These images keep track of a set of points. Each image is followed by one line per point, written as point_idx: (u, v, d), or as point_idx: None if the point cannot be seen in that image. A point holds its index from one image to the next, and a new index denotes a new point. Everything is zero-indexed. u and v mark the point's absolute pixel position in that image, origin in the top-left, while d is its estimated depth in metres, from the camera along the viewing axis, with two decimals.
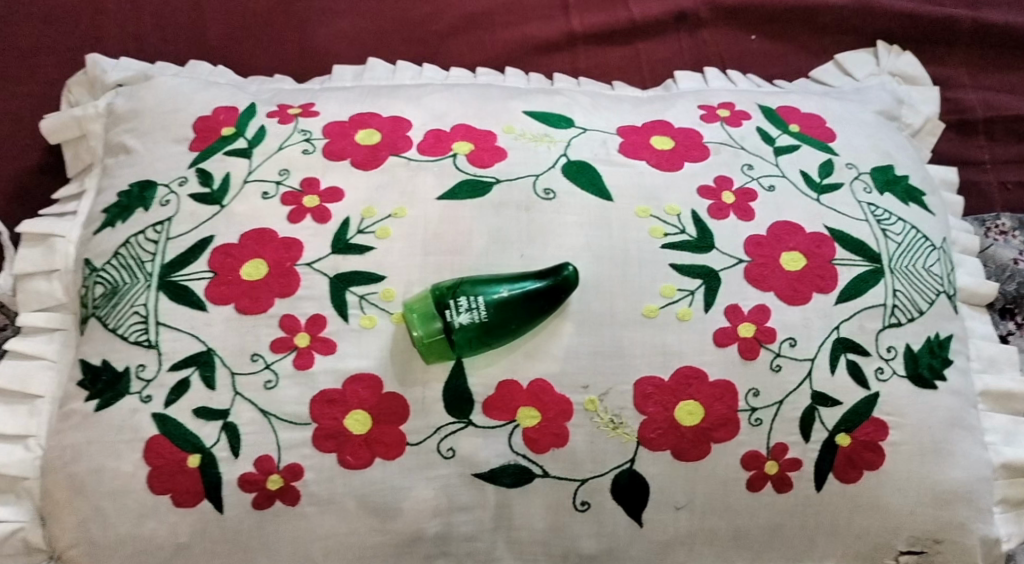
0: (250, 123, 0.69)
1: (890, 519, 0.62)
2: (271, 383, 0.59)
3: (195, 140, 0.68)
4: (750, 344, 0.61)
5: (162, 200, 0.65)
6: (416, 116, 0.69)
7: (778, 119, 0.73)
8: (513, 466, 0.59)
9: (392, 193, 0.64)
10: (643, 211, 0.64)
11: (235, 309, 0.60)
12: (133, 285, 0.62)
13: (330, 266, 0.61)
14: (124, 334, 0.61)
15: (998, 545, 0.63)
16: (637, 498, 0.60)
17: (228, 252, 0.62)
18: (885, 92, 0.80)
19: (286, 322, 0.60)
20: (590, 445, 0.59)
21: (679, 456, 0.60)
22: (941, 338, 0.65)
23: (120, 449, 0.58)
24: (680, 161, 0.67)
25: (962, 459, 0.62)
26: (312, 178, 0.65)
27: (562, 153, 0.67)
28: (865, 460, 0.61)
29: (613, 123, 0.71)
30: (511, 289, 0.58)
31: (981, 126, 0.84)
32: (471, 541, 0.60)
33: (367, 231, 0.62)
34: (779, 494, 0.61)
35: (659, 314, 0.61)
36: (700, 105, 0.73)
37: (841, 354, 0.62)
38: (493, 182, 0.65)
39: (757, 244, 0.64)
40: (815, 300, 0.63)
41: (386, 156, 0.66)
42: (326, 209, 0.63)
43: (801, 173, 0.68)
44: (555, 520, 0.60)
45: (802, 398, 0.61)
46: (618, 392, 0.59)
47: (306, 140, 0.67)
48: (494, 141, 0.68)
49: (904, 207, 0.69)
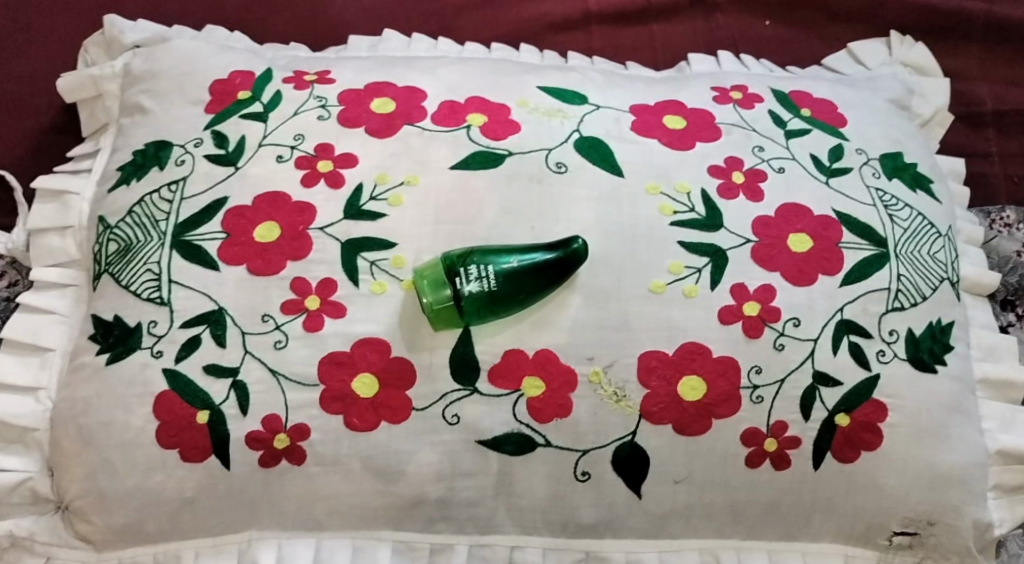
0: (266, 88, 0.70)
1: (885, 500, 0.63)
2: (281, 343, 0.60)
3: (211, 103, 0.69)
4: (755, 323, 0.61)
5: (177, 159, 0.66)
6: (431, 87, 0.70)
7: (790, 103, 0.73)
8: (516, 434, 0.60)
9: (406, 161, 0.65)
10: (654, 189, 0.65)
11: (247, 270, 0.61)
12: (147, 243, 0.63)
13: (343, 231, 0.62)
14: (137, 291, 0.61)
15: (990, 530, 0.64)
16: (637, 470, 0.61)
17: (242, 213, 0.63)
18: (896, 81, 0.80)
19: (298, 284, 0.61)
20: (593, 416, 0.60)
21: (680, 430, 0.61)
22: (943, 324, 0.65)
23: (131, 403, 0.59)
24: (692, 140, 0.68)
25: (959, 443, 0.63)
26: (327, 144, 0.65)
27: (575, 128, 0.68)
28: (863, 441, 0.62)
29: (626, 101, 0.71)
30: (521, 260, 0.58)
31: (989, 118, 0.85)
32: (472, 507, 0.61)
33: (379, 198, 0.63)
34: (778, 471, 0.62)
35: (666, 290, 0.61)
36: (713, 87, 0.74)
37: (844, 336, 0.63)
38: (506, 154, 0.65)
39: (765, 225, 0.64)
40: (820, 282, 0.63)
41: (400, 125, 0.66)
42: (339, 175, 0.64)
43: (811, 156, 0.69)
44: (556, 490, 0.61)
45: (804, 378, 0.62)
46: (623, 365, 0.60)
47: (321, 106, 0.68)
48: (508, 114, 0.68)
49: (911, 193, 0.70)
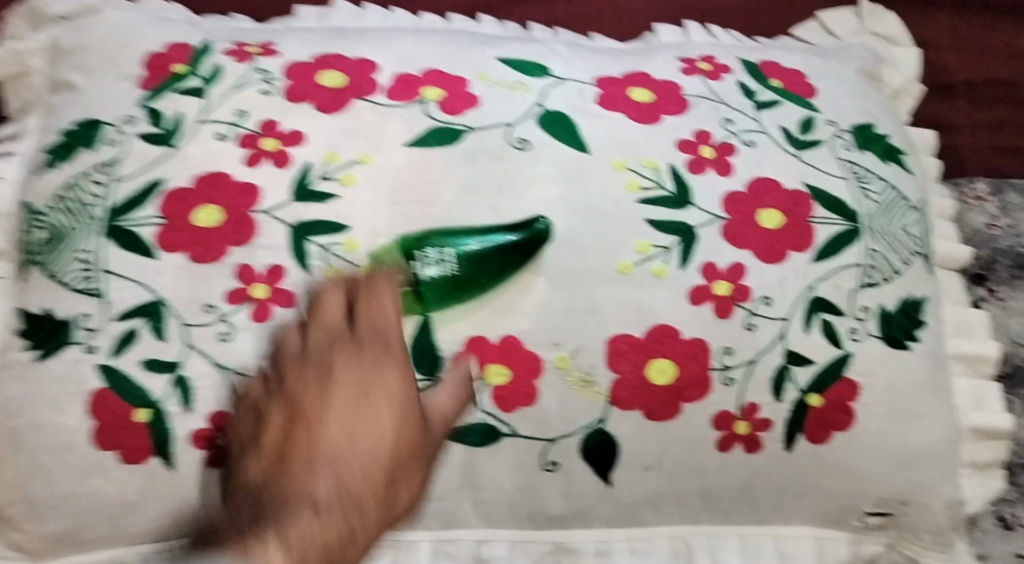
0: (205, 61, 0.65)
1: (858, 481, 0.62)
2: (226, 335, 0.56)
3: (146, 78, 0.64)
4: (725, 303, 0.59)
5: (109, 139, 0.61)
6: (384, 60, 0.66)
7: (758, 74, 0.71)
8: (481, 425, 0.57)
9: (359, 138, 0.61)
10: (620, 164, 0.62)
11: (187, 257, 0.57)
12: (78, 230, 0.58)
13: (291, 214, 0.58)
14: (68, 281, 0.57)
15: (964, 509, 0.63)
16: (606, 458, 0.59)
17: (180, 196, 0.58)
18: (865, 51, 0.78)
19: (243, 272, 0.57)
20: (561, 404, 0.57)
21: (650, 416, 0.58)
22: (915, 300, 0.64)
23: (63, 402, 0.55)
24: (659, 113, 0.65)
25: (932, 421, 0.62)
26: (272, 120, 0.61)
27: (537, 102, 0.64)
28: (835, 421, 0.61)
29: (591, 74, 0.68)
30: (482, 242, 0.57)
31: (960, 89, 0.84)
32: (436, 501, 0.59)
33: (331, 178, 0.59)
34: (749, 455, 0.60)
35: (635, 271, 0.59)
36: (680, 58, 0.71)
37: (816, 314, 0.61)
38: (465, 130, 0.62)
39: (734, 201, 0.62)
40: (791, 259, 0.61)
41: (351, 99, 0.62)
42: (286, 154, 0.60)
43: (781, 128, 0.67)
44: (522, 481, 0.59)
45: (776, 358, 0.60)
46: (591, 350, 0.58)
47: (265, 80, 0.63)
48: (467, 87, 0.64)
49: (883, 166, 0.68)
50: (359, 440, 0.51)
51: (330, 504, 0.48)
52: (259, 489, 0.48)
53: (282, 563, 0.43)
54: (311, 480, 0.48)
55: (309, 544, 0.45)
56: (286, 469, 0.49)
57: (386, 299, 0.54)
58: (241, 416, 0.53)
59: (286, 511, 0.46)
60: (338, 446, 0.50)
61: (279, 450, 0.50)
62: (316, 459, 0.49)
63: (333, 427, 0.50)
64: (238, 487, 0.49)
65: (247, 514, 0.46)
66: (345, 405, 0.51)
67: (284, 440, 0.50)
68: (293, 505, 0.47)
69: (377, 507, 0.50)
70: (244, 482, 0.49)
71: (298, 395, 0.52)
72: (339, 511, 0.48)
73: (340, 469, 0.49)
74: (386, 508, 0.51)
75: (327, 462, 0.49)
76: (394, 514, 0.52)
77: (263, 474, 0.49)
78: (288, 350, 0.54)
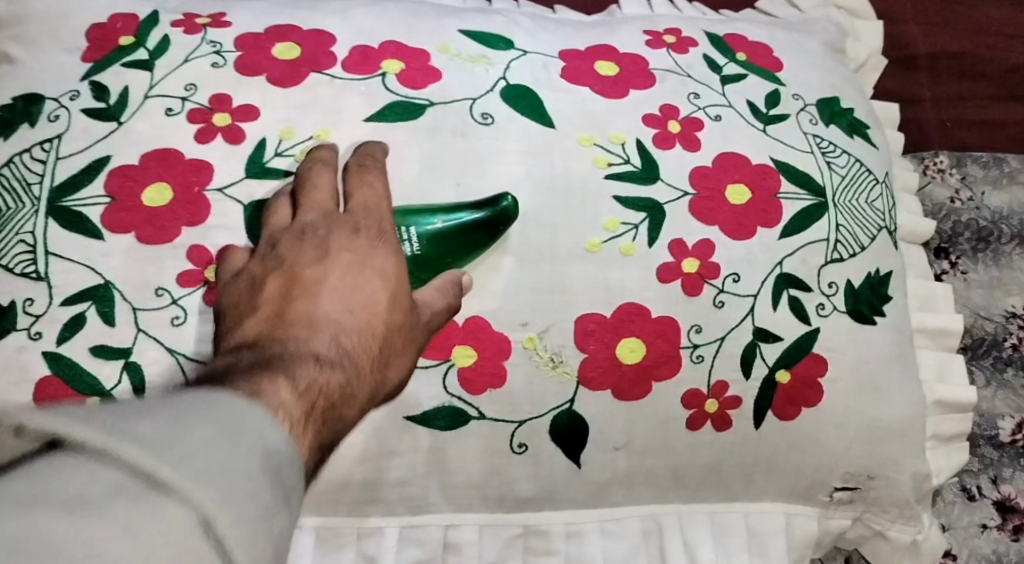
0: (152, 32, 0.62)
1: (826, 456, 0.62)
2: (179, 320, 0.53)
3: (89, 50, 0.61)
4: (694, 280, 0.58)
5: (50, 115, 0.58)
6: (341, 31, 0.63)
7: (724, 47, 0.70)
8: (448, 408, 0.55)
9: (315, 112, 0.58)
10: (587, 140, 0.60)
11: (136, 238, 0.54)
12: (18, 211, 0.55)
13: (245, 192, 0.56)
14: (8, 265, 0.53)
15: (929, 481, 0.64)
16: (576, 439, 0.58)
17: (128, 174, 0.55)
18: (829, 24, 0.78)
19: (196, 253, 0.54)
20: (529, 385, 0.56)
21: (620, 395, 0.58)
22: (881, 275, 0.64)
23: (6, 392, 0.52)
24: (625, 87, 0.64)
25: (899, 395, 0.62)
26: (223, 94, 0.58)
27: (500, 76, 0.62)
28: (804, 397, 0.60)
29: (555, 47, 0.66)
30: (447, 220, 0.54)
31: (923, 62, 0.85)
32: (403, 487, 0.57)
33: (286, 154, 0.57)
34: (718, 433, 0.60)
35: (603, 248, 0.58)
36: (645, 30, 0.70)
37: (784, 290, 0.60)
38: (427, 104, 0.60)
39: (702, 176, 0.61)
40: (759, 235, 0.61)
41: (306, 72, 0.60)
42: (238, 129, 0.57)
43: (748, 102, 0.66)
44: (491, 464, 0.57)
45: (744, 335, 0.59)
46: (559, 330, 0.56)
47: (215, 52, 0.60)
48: (427, 60, 0.62)
49: (849, 140, 0.68)
50: (356, 301, 0.47)
51: (332, 358, 0.43)
52: (255, 343, 0.43)
53: (291, 398, 0.39)
54: (313, 333, 0.44)
55: (315, 388, 0.41)
56: (284, 322, 0.45)
57: (375, 181, 0.52)
58: (231, 295, 0.49)
59: (288, 355, 0.42)
60: (340, 307, 0.46)
61: (276, 314, 0.45)
62: (315, 317, 0.45)
63: (333, 285, 0.47)
64: (231, 344, 0.44)
65: (246, 360, 0.41)
66: (345, 272, 0.47)
67: (281, 303, 0.46)
68: (295, 352, 0.42)
69: (369, 372, 0.46)
70: (240, 338, 0.44)
71: (292, 259, 0.48)
72: (341, 370, 0.43)
73: (339, 326, 0.45)
74: (377, 378, 0.47)
75: (329, 323, 0.45)
76: (379, 391, 0.48)
77: (259, 329, 0.45)
78: (281, 233, 0.51)
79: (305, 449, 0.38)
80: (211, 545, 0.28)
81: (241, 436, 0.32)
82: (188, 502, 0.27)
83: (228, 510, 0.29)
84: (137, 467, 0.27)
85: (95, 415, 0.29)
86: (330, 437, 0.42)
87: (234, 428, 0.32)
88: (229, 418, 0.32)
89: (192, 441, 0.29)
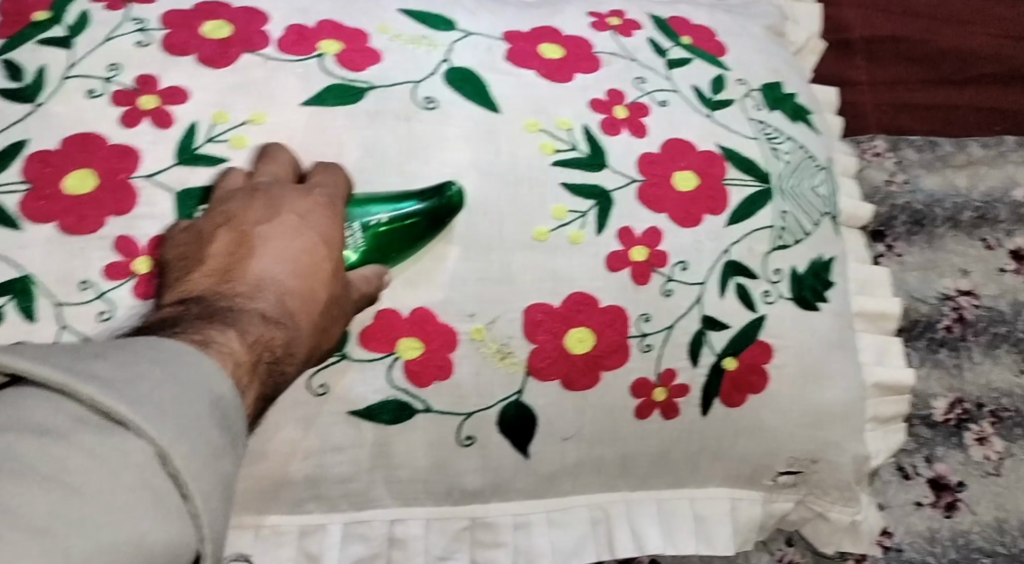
0: (70, 7, 0.58)
1: (770, 441, 0.62)
2: (106, 315, 0.50)
3: (0, 26, 0.57)
4: (643, 269, 0.58)
5: None
6: (273, 8, 0.60)
7: (669, 30, 0.69)
8: (393, 402, 0.54)
9: (248, 95, 0.56)
10: (533, 125, 0.59)
11: (57, 229, 0.51)
12: None
13: (175, 179, 0.53)
14: None
15: (868, 463, 0.66)
16: (524, 430, 0.57)
17: (47, 160, 0.52)
18: (771, 8, 0.78)
19: (123, 245, 0.51)
20: (476, 377, 0.55)
21: (568, 386, 0.57)
22: (824, 261, 0.65)
23: None
24: (570, 72, 0.63)
25: (841, 379, 0.63)
26: (150, 75, 0.55)
27: (443, 58, 0.61)
28: (749, 384, 0.61)
29: (498, 28, 0.64)
30: (391, 214, 0.53)
31: (859, 46, 0.86)
32: (346, 483, 0.55)
33: (219, 140, 0.54)
34: (667, 421, 0.60)
35: (550, 237, 0.57)
36: (590, 12, 0.68)
37: (731, 278, 0.60)
38: (368, 88, 0.57)
39: (649, 163, 0.60)
40: (706, 222, 0.61)
41: (238, 53, 0.57)
42: (166, 112, 0.54)
43: (693, 88, 0.65)
44: (438, 457, 0.56)
45: (692, 323, 0.59)
46: (507, 320, 0.55)
47: (140, 30, 0.57)
48: (367, 41, 0.60)
49: (792, 126, 0.68)
50: (300, 260, 0.46)
51: (277, 316, 0.44)
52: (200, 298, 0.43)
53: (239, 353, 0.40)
54: (258, 290, 0.44)
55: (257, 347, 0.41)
56: (227, 280, 0.44)
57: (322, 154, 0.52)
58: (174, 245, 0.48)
59: (231, 313, 0.42)
60: (288, 263, 0.46)
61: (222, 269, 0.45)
62: (258, 275, 0.45)
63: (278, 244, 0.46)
64: (176, 297, 0.44)
65: (187, 317, 0.41)
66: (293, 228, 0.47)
67: (228, 257, 0.45)
68: (237, 311, 0.42)
69: (313, 330, 0.46)
70: (183, 294, 0.44)
71: (240, 213, 0.48)
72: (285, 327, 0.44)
73: (284, 283, 0.45)
74: (321, 337, 0.47)
75: (274, 280, 0.45)
76: (323, 348, 0.48)
77: (202, 285, 0.44)
78: (230, 193, 0.50)
79: (248, 396, 0.41)
80: (167, 473, 0.32)
81: (187, 381, 0.35)
82: (146, 436, 0.31)
83: (182, 444, 0.32)
84: (100, 408, 0.31)
85: (57, 359, 0.32)
86: (269, 389, 0.43)
87: (185, 374, 0.35)
88: (176, 366, 0.35)
89: (146, 384, 0.33)
